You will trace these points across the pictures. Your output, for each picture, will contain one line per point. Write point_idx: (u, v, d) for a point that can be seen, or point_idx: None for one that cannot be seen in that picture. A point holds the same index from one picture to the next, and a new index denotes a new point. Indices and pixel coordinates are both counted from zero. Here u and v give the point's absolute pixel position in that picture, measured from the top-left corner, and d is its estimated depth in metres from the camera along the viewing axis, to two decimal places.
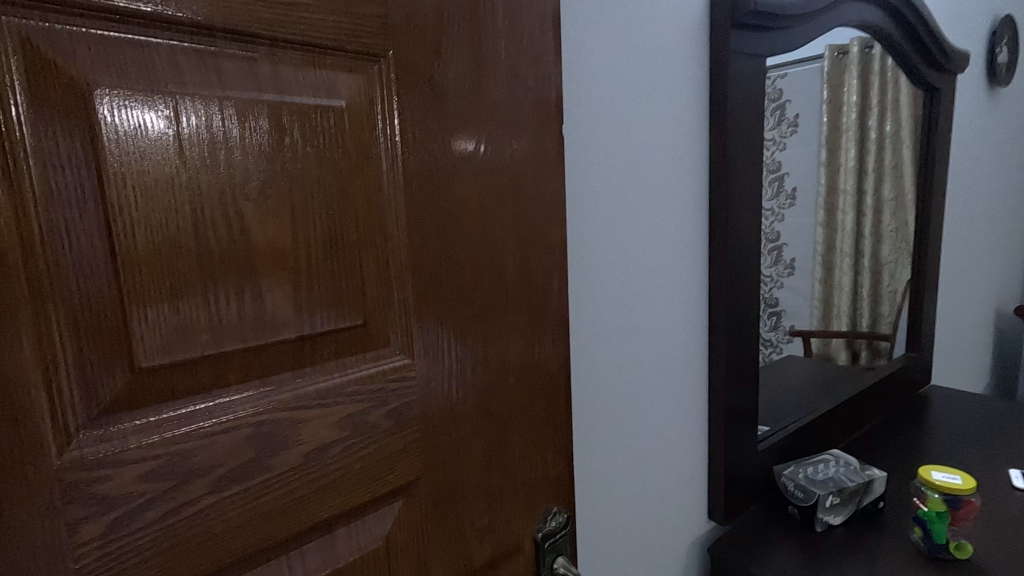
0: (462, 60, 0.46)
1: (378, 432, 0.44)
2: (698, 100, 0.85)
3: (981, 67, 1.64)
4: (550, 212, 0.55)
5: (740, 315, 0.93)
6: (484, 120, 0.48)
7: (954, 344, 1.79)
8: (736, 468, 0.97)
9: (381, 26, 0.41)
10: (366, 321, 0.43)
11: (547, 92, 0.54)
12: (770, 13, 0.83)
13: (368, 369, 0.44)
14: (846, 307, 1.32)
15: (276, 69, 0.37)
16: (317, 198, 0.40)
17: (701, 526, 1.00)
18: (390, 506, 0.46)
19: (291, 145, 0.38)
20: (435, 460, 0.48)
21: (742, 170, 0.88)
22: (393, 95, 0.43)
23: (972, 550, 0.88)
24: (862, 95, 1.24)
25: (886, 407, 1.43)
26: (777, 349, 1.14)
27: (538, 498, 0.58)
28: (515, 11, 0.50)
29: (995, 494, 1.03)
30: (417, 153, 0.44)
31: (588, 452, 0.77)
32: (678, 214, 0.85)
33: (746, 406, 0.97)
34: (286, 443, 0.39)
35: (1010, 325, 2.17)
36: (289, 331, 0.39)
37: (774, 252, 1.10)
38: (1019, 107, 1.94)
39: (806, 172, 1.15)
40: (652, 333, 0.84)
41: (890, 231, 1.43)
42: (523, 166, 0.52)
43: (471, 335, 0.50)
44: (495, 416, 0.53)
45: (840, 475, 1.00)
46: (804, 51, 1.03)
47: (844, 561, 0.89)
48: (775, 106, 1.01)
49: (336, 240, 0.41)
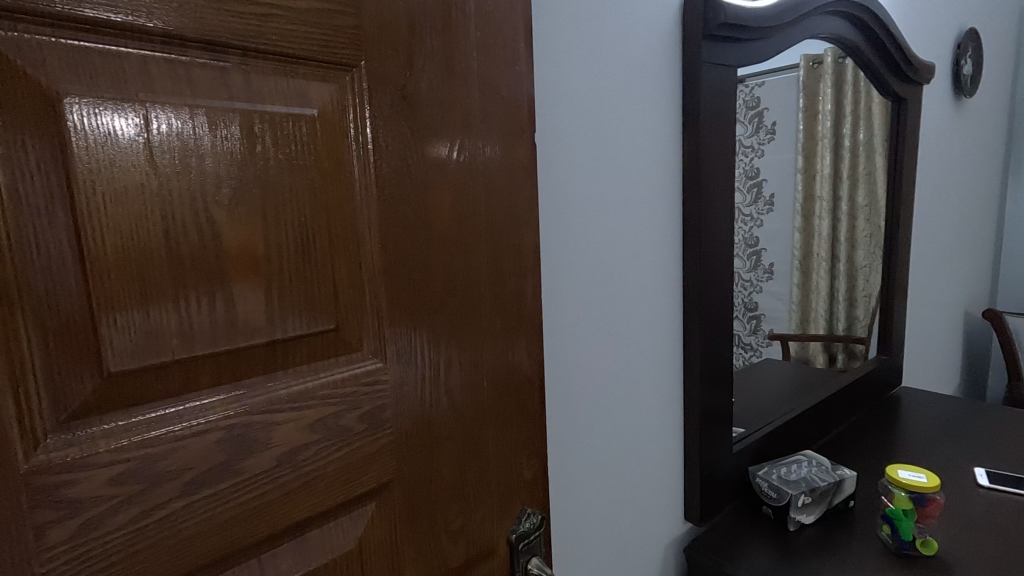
0: (434, 70, 0.47)
1: (350, 435, 0.45)
2: (671, 109, 0.87)
3: (948, 78, 1.70)
4: (523, 219, 0.56)
5: (714, 319, 0.95)
6: (458, 128, 0.49)
7: (924, 346, 1.84)
8: (711, 469, 0.99)
9: (353, 36, 0.42)
10: (339, 325, 0.44)
11: (519, 100, 0.55)
12: (741, 25, 0.86)
13: (341, 373, 0.45)
14: (822, 310, 1.35)
15: (248, 78, 0.38)
16: (289, 205, 0.40)
17: (678, 527, 1.01)
18: (363, 508, 0.47)
19: (263, 153, 0.39)
20: (408, 463, 0.49)
21: (714, 177, 0.90)
22: (365, 103, 0.43)
23: (937, 547, 0.90)
24: (835, 104, 1.28)
25: (859, 409, 1.46)
26: (757, 352, 1.17)
27: (512, 499, 0.59)
28: (489, 22, 0.51)
29: (961, 493, 1.06)
30: (390, 160, 0.45)
31: (563, 453, 0.78)
32: (652, 220, 0.86)
33: (721, 408, 0.99)
34: (258, 445, 0.40)
35: (978, 328, 2.24)
36: (261, 336, 0.40)
37: (753, 257, 1.12)
38: (985, 118, 2.01)
39: (783, 179, 1.18)
40: (628, 338, 0.85)
41: (865, 236, 1.47)
42: (496, 174, 0.53)
43: (444, 339, 0.51)
44: (469, 418, 0.53)
45: (812, 475, 1.02)
46: (780, 60, 1.06)
47: (816, 559, 0.91)
48: (753, 114, 1.04)
49: (309, 247, 0.42)
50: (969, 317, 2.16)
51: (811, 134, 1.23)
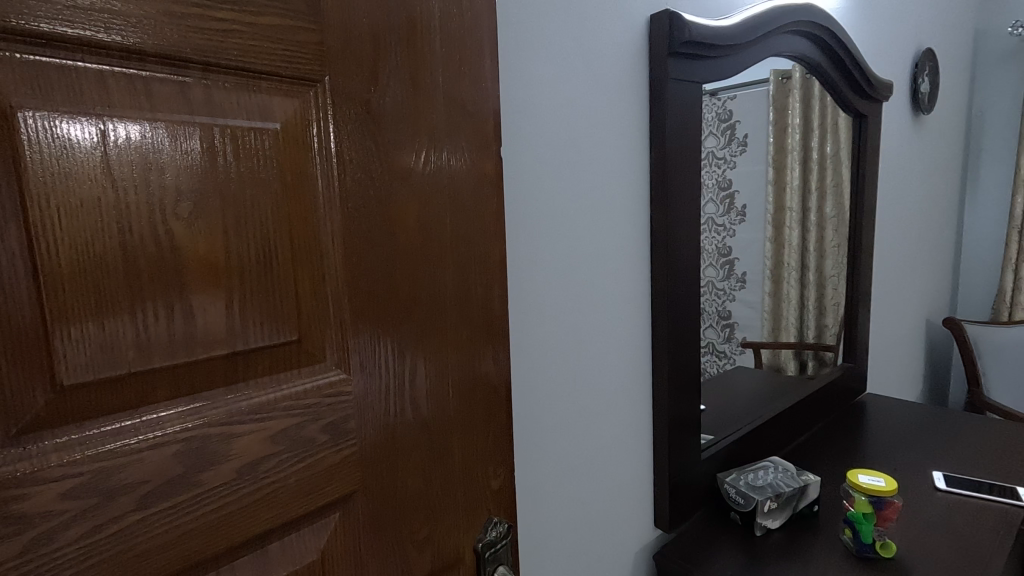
0: (399, 86, 0.48)
1: (313, 446, 0.45)
2: (637, 123, 0.89)
3: (907, 96, 1.77)
4: (490, 230, 0.57)
5: (681, 327, 0.97)
6: (423, 141, 0.50)
7: (888, 353, 1.90)
8: (680, 475, 1.01)
9: (316, 52, 0.43)
10: (301, 336, 0.44)
11: (485, 113, 0.56)
12: (705, 43, 0.89)
13: (303, 384, 0.45)
14: (792, 318, 1.39)
15: (209, 93, 0.38)
16: (250, 217, 0.40)
17: (648, 533, 1.03)
18: (326, 519, 0.47)
19: (224, 166, 0.39)
20: (372, 474, 0.49)
21: (680, 188, 0.92)
22: (328, 117, 0.44)
23: (896, 549, 0.93)
24: (804, 118, 1.33)
25: (827, 415, 1.50)
26: (730, 359, 1.20)
27: (478, 508, 0.59)
28: (455, 38, 0.52)
29: (919, 496, 1.10)
30: (354, 172, 0.46)
31: (531, 461, 0.79)
32: (620, 231, 0.88)
33: (689, 415, 1.01)
34: (216, 458, 0.40)
35: (940, 336, 2.32)
36: (221, 347, 0.40)
37: (726, 266, 1.15)
38: (942, 134, 2.09)
39: (754, 190, 1.22)
40: (597, 346, 0.87)
41: (833, 246, 1.52)
42: (462, 186, 0.54)
43: (409, 349, 0.51)
44: (435, 428, 0.54)
45: (778, 481, 1.04)
46: (749, 75, 1.10)
47: (780, 563, 0.93)
48: (726, 126, 1.08)
49: (271, 260, 0.42)
50: (930, 325, 2.23)
51: (781, 147, 1.27)
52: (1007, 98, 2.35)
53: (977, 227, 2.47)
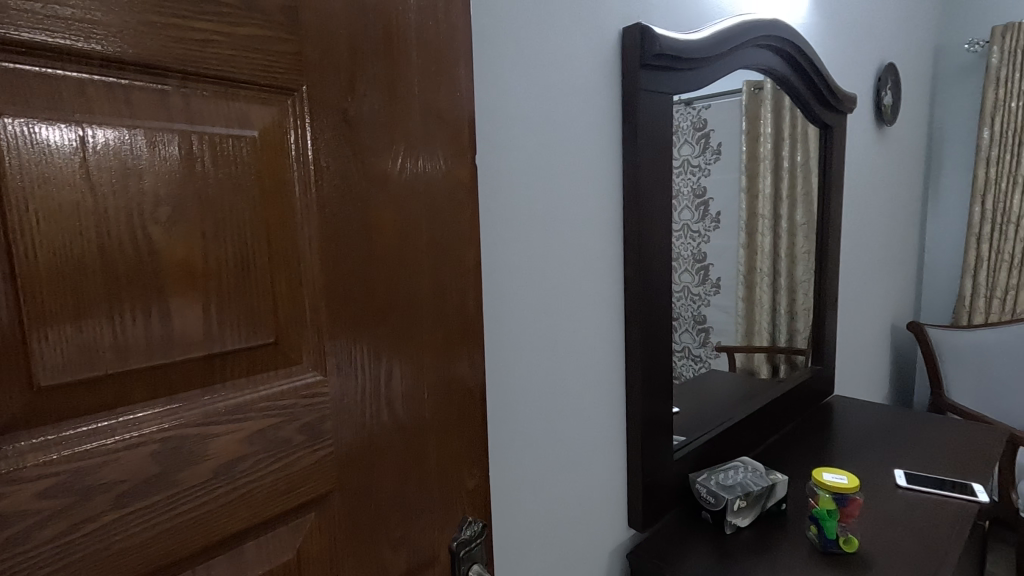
0: (375, 95, 0.49)
1: (289, 446, 0.46)
2: (610, 132, 0.92)
3: (871, 108, 1.84)
4: (464, 235, 0.59)
5: (654, 330, 0.99)
6: (400, 148, 0.52)
7: (855, 356, 1.96)
8: (654, 476, 1.03)
9: (295, 61, 0.44)
10: (278, 338, 0.45)
11: (460, 121, 0.58)
12: (675, 55, 0.92)
13: (280, 386, 0.46)
14: (765, 323, 1.44)
15: (189, 101, 0.39)
16: (228, 223, 0.41)
17: (622, 533, 1.05)
18: (302, 519, 0.48)
19: (202, 172, 0.40)
20: (348, 473, 0.50)
21: (652, 195, 0.95)
22: (306, 125, 0.45)
23: (858, 544, 0.96)
24: (775, 127, 1.38)
25: (797, 416, 1.55)
26: (705, 363, 1.24)
27: (453, 508, 0.60)
28: (430, 48, 0.54)
29: (882, 493, 1.14)
30: (331, 179, 0.47)
31: (505, 461, 0.80)
32: (594, 238, 0.91)
33: (662, 416, 1.04)
34: (193, 457, 0.40)
35: (905, 340, 2.41)
36: (198, 349, 0.41)
37: (701, 272, 1.19)
38: (905, 145, 2.18)
39: (728, 198, 1.25)
40: (571, 349, 0.89)
41: (803, 253, 1.57)
42: (438, 193, 0.56)
43: (385, 351, 0.52)
44: (410, 429, 0.55)
45: (747, 480, 1.07)
46: (721, 86, 1.13)
47: (748, 560, 0.96)
48: (700, 135, 1.11)
49: (249, 264, 0.43)
50: (895, 329, 2.32)
51: (754, 155, 1.31)
52: (966, 110, 2.45)
53: (939, 234, 2.57)
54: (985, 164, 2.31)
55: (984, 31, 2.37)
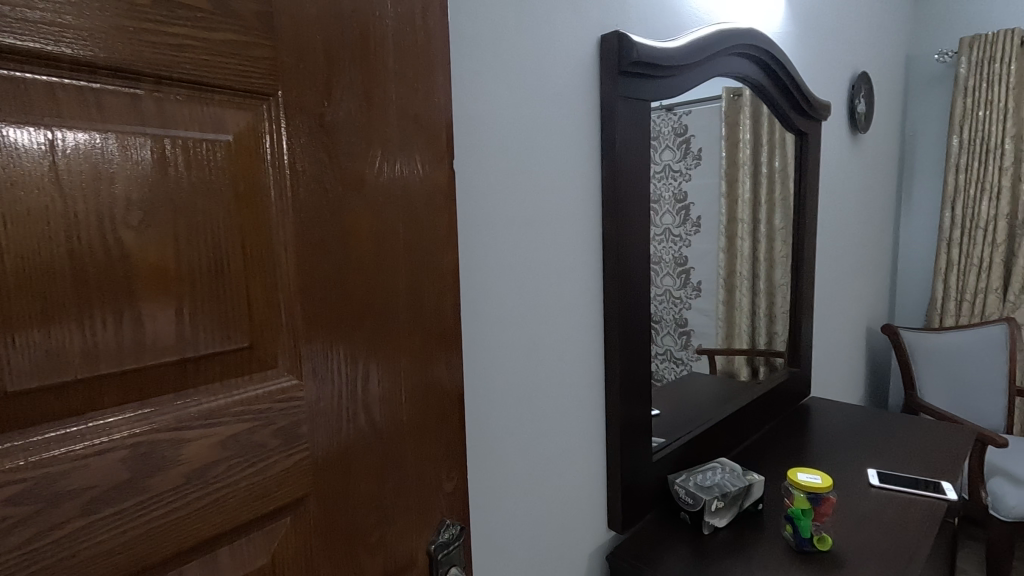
0: (352, 100, 0.50)
1: (263, 451, 0.46)
2: (589, 137, 0.93)
3: (845, 116, 1.89)
4: (442, 239, 0.59)
5: (632, 333, 1.01)
6: (377, 152, 0.52)
7: (832, 358, 2.01)
8: (633, 477, 1.04)
9: (270, 67, 0.44)
10: (253, 343, 0.45)
11: (437, 126, 0.58)
12: (652, 63, 0.93)
13: (255, 390, 0.45)
14: (744, 325, 1.46)
15: (162, 106, 0.39)
16: (202, 227, 0.41)
17: (602, 535, 1.06)
18: (276, 523, 0.48)
19: (175, 175, 0.40)
20: (323, 477, 0.50)
21: (630, 200, 0.96)
22: (281, 130, 0.45)
23: (832, 543, 0.98)
24: (754, 134, 1.40)
25: (775, 417, 1.57)
26: (686, 365, 1.26)
27: (430, 511, 0.61)
28: (408, 55, 0.54)
29: (855, 492, 1.16)
30: (306, 183, 0.47)
31: (484, 463, 0.81)
32: (573, 241, 0.92)
33: (641, 419, 1.05)
34: (165, 462, 0.40)
35: (880, 342, 2.46)
36: (170, 354, 0.40)
37: (682, 275, 1.21)
38: (878, 152, 2.23)
39: (709, 202, 1.27)
40: (550, 353, 0.90)
41: (781, 257, 1.60)
42: (416, 197, 0.56)
43: (362, 355, 0.52)
44: (388, 433, 0.55)
45: (724, 481, 1.09)
46: (699, 93, 1.15)
47: (725, 560, 0.97)
48: (680, 140, 1.13)
49: (223, 268, 0.43)
50: (870, 332, 2.37)
51: (734, 161, 1.34)
52: (936, 119, 2.52)
53: (912, 239, 2.63)
54: (954, 171, 2.37)
55: (952, 43, 2.44)
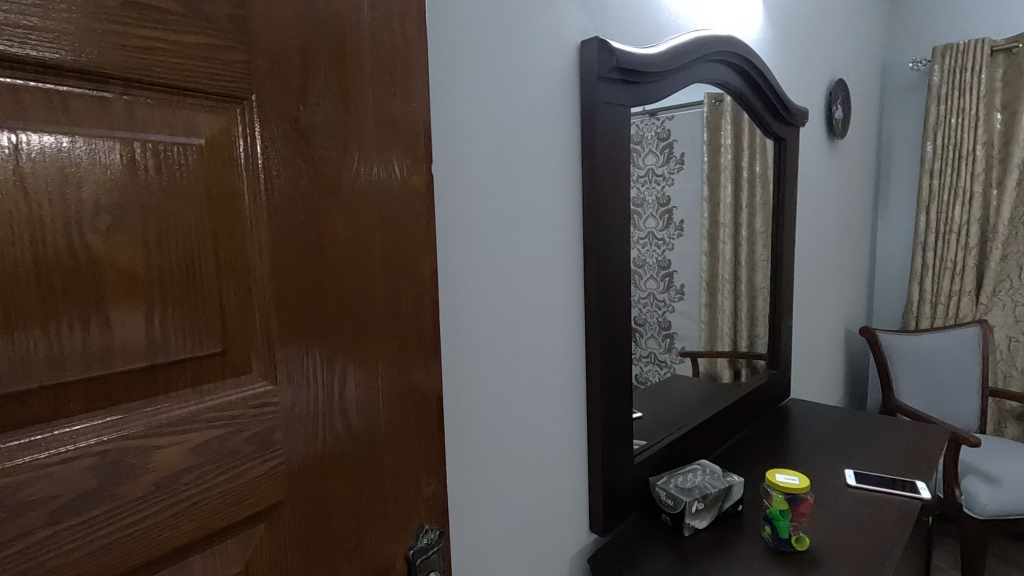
0: (328, 104, 0.49)
1: (236, 458, 0.45)
2: (569, 142, 0.93)
3: (823, 122, 1.92)
4: (420, 243, 0.59)
5: (613, 336, 1.01)
6: (353, 156, 0.52)
7: (811, 360, 2.04)
8: (614, 480, 1.05)
9: (243, 70, 0.44)
10: (226, 348, 0.45)
11: (415, 129, 0.58)
12: (632, 69, 0.94)
13: (227, 396, 0.45)
14: (727, 328, 1.48)
15: (131, 109, 0.39)
16: (173, 231, 0.41)
17: (584, 537, 1.06)
18: (249, 531, 0.47)
19: (145, 179, 0.39)
20: (299, 484, 0.50)
21: (611, 204, 0.97)
22: (254, 133, 0.45)
23: (809, 543, 0.99)
24: (735, 139, 1.42)
25: (756, 419, 1.59)
26: (669, 368, 1.27)
27: (409, 516, 0.60)
28: (385, 59, 0.54)
29: (832, 493, 1.18)
30: (281, 187, 0.47)
31: (464, 466, 0.80)
32: (554, 245, 0.92)
33: (622, 421, 1.06)
34: (133, 470, 0.40)
35: (858, 344, 2.50)
36: (140, 359, 0.40)
37: (665, 278, 1.22)
38: (855, 157, 2.27)
39: (691, 206, 1.29)
40: (530, 355, 0.90)
41: (762, 260, 1.62)
42: (393, 201, 0.56)
43: (339, 360, 0.52)
44: (364, 438, 0.55)
45: (705, 482, 1.09)
46: (681, 98, 1.17)
47: (705, 560, 0.98)
48: (664, 145, 1.15)
49: (194, 272, 0.42)
50: (849, 334, 2.41)
51: (716, 165, 1.36)
52: (911, 125, 2.58)
53: (888, 242, 2.69)
54: (929, 176, 2.43)
55: (925, 51, 2.50)
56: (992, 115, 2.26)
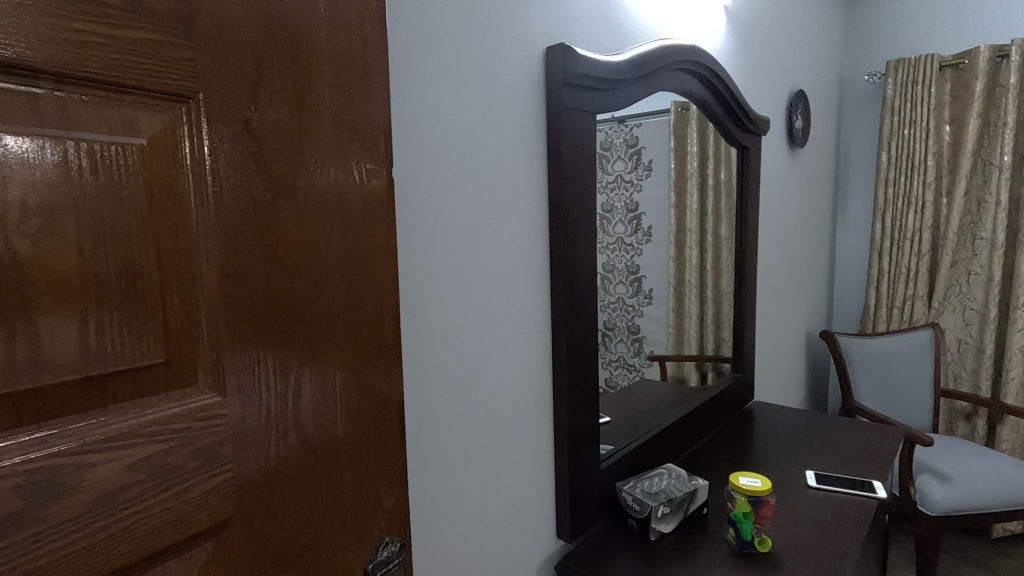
0: (281, 105, 0.48)
1: (180, 473, 0.43)
2: (535, 147, 0.93)
3: (784, 132, 1.98)
4: (379, 248, 0.58)
5: (579, 342, 1.01)
6: (308, 159, 0.50)
7: (774, 363, 2.09)
8: (581, 486, 1.04)
9: (190, 67, 0.42)
10: (170, 359, 0.43)
11: (375, 132, 0.57)
12: (595, 76, 0.95)
13: (172, 409, 0.43)
14: (693, 332, 1.50)
15: (65, 106, 0.36)
16: (111, 236, 0.39)
17: (551, 544, 1.05)
18: (196, 550, 0.45)
19: (80, 179, 0.37)
20: (249, 498, 0.48)
21: (577, 210, 0.97)
22: (202, 133, 0.43)
23: (772, 544, 1.01)
24: (701, 147, 1.45)
25: (722, 421, 1.62)
26: (638, 372, 1.28)
27: (368, 529, 0.59)
28: (342, 59, 0.53)
29: (794, 494, 1.20)
30: (231, 190, 0.45)
31: (426, 474, 0.79)
32: (519, 249, 0.92)
33: (589, 426, 1.05)
34: (65, 489, 0.37)
35: (818, 347, 2.58)
36: (73, 371, 0.38)
37: (634, 283, 1.23)
38: (815, 166, 2.35)
39: (659, 212, 1.30)
40: (495, 361, 0.89)
41: (727, 265, 1.65)
42: (351, 205, 0.54)
43: (293, 369, 0.50)
44: (320, 450, 0.53)
45: (671, 486, 1.10)
46: (647, 105, 1.18)
47: (670, 564, 0.98)
48: (632, 151, 1.16)
49: (135, 279, 0.40)
50: (809, 338, 2.48)
51: (682, 172, 1.38)
52: (867, 136, 2.67)
53: (846, 248, 2.78)
54: (884, 185, 2.52)
55: (880, 65, 2.60)
56: (941, 128, 2.36)
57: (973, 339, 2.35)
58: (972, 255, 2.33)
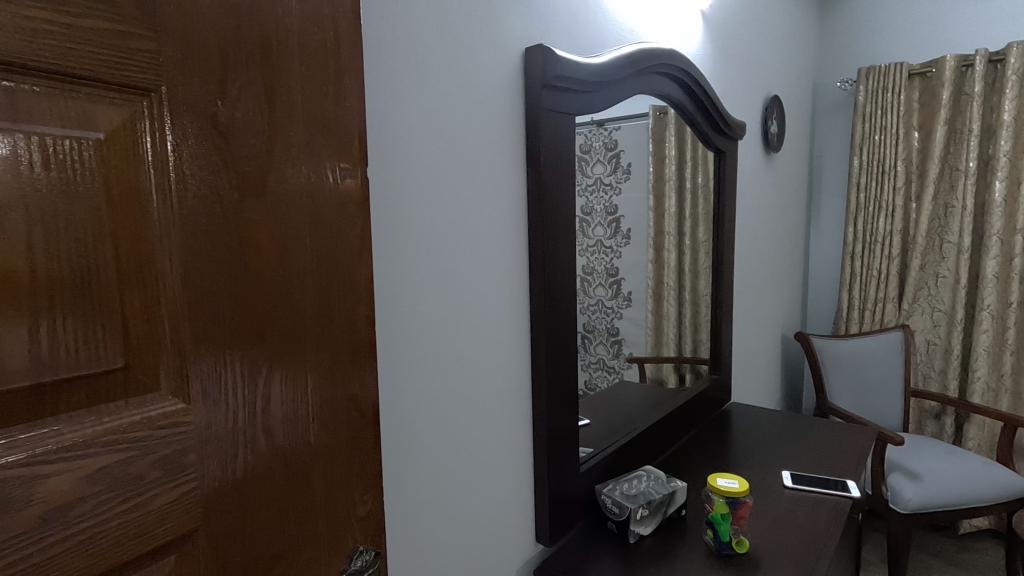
0: (250, 101, 0.46)
1: (140, 484, 0.41)
2: (514, 148, 0.92)
3: (759, 137, 2.01)
4: (353, 250, 0.56)
5: (558, 344, 1.00)
6: (278, 157, 0.49)
7: (750, 365, 2.11)
8: (560, 489, 1.04)
9: (152, 60, 0.40)
10: (129, 364, 0.41)
11: (348, 130, 0.55)
12: (573, 78, 0.94)
13: (131, 417, 0.41)
14: (672, 333, 1.51)
15: (15, 97, 0.35)
16: (66, 235, 0.37)
17: (529, 548, 1.04)
18: (157, 564, 0.43)
19: (31, 176, 0.35)
20: (214, 509, 0.46)
21: (556, 212, 0.96)
22: (164, 129, 0.41)
23: (749, 545, 1.01)
24: (678, 150, 1.46)
25: (699, 423, 1.63)
26: (617, 374, 1.28)
27: (340, 537, 0.57)
28: (313, 55, 0.51)
29: (771, 494, 1.21)
30: (196, 188, 0.43)
31: (401, 480, 0.77)
32: (497, 251, 0.91)
33: (568, 429, 1.05)
34: (12, 504, 0.35)
35: (793, 348, 2.62)
36: (22, 378, 0.36)
37: (613, 285, 1.23)
38: (789, 169, 2.38)
39: (638, 215, 1.31)
40: (473, 364, 0.88)
41: (705, 268, 1.67)
42: (323, 205, 0.53)
43: (262, 374, 0.49)
44: (291, 457, 0.51)
45: (649, 489, 1.10)
46: (626, 108, 1.18)
47: (649, 567, 0.98)
48: (611, 154, 1.16)
49: (92, 280, 0.38)
50: (784, 339, 2.52)
51: (661, 175, 1.38)
52: (839, 141, 2.73)
53: (819, 251, 2.83)
54: (856, 189, 2.57)
55: (852, 72, 2.65)
56: (911, 134, 2.42)
57: (941, 339, 2.41)
58: (941, 258, 2.39)
